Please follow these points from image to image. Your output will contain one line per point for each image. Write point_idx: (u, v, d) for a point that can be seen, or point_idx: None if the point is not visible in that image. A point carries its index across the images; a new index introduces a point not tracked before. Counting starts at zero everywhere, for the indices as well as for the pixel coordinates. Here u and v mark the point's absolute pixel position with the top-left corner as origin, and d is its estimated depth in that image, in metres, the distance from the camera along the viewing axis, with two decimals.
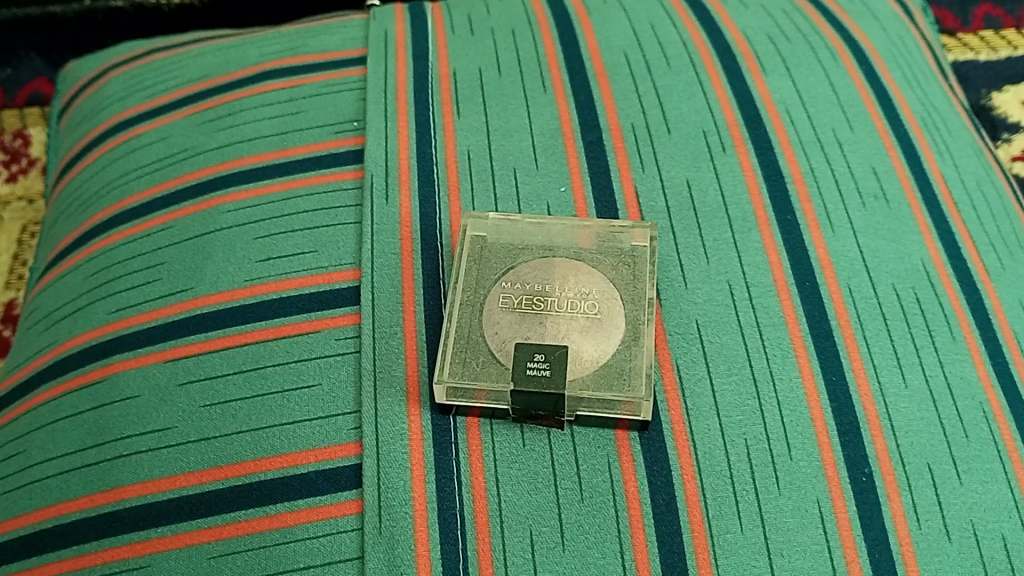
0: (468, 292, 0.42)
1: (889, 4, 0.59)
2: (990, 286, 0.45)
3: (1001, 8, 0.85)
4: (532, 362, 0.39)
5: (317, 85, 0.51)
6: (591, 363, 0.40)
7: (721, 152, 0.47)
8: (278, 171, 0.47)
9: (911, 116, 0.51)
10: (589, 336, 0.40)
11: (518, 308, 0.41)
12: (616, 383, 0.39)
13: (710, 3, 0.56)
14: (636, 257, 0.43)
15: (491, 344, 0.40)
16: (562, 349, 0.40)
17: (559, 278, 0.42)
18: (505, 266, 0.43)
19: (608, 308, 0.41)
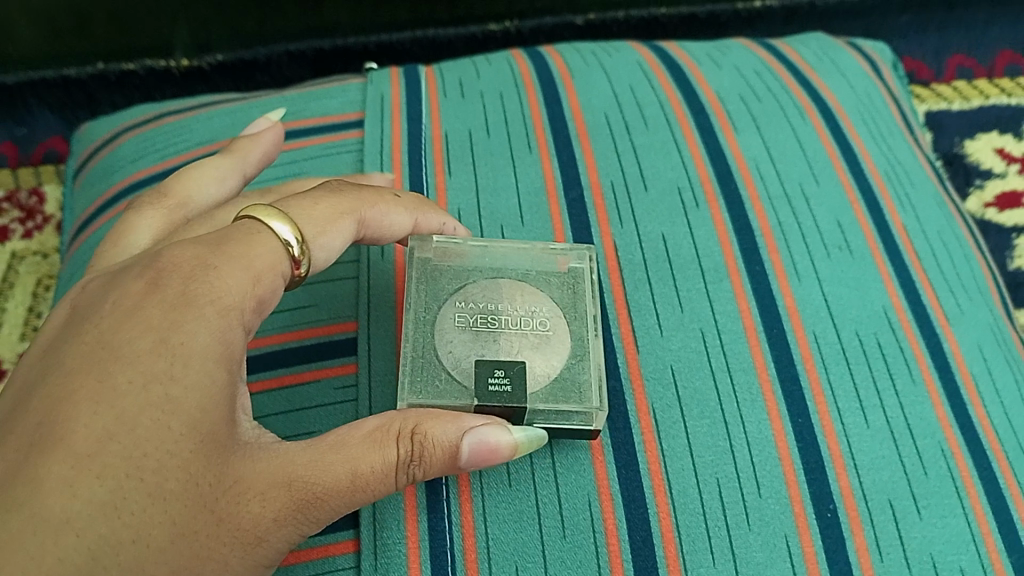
0: (421, 312, 0.44)
1: (858, 62, 0.63)
2: (949, 329, 0.48)
3: (973, 58, 0.87)
4: (492, 377, 0.41)
5: (318, 147, 0.55)
6: (547, 375, 0.42)
7: (694, 208, 0.50)
8: None
9: (874, 168, 0.54)
10: (543, 352, 0.42)
11: (473, 325, 0.43)
12: (571, 395, 0.41)
13: (687, 66, 0.60)
14: (577, 279, 0.46)
15: (447, 361, 0.42)
16: (519, 364, 0.42)
17: (509, 297, 0.45)
18: (456, 287, 0.45)
19: (555, 324, 0.44)
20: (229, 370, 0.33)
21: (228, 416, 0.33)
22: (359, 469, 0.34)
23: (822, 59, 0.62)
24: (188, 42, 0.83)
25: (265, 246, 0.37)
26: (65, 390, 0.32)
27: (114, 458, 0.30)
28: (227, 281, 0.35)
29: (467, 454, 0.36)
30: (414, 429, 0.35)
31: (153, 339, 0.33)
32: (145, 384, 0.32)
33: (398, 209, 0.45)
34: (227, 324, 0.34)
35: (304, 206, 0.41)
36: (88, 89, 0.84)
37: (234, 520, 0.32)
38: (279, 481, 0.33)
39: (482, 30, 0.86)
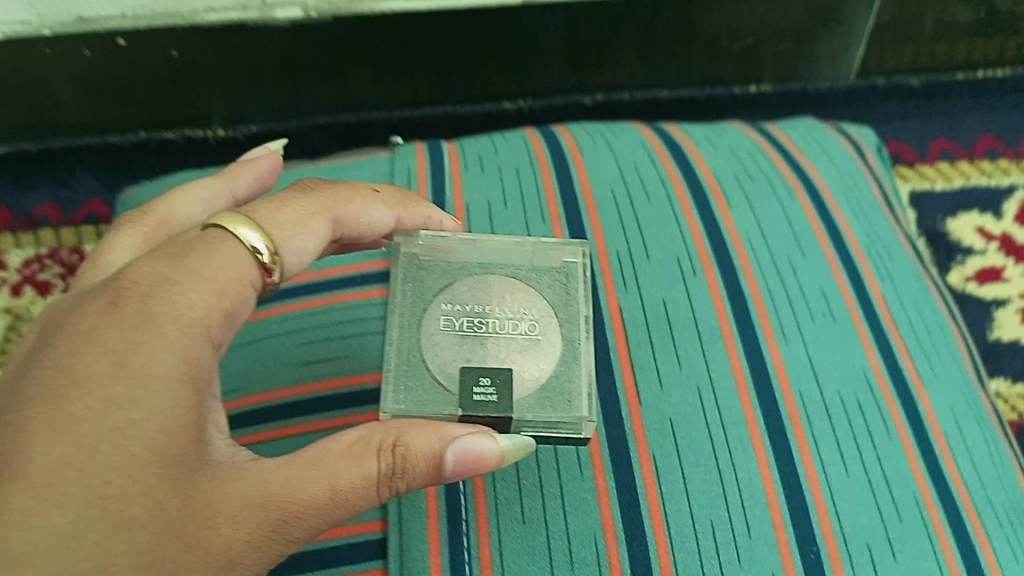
0: (409, 315, 0.44)
1: (843, 146, 0.69)
2: (923, 390, 0.52)
3: (955, 142, 0.92)
4: (478, 386, 0.42)
5: None
6: (533, 381, 0.43)
7: (691, 275, 0.56)
8: (317, 287, 0.55)
9: (857, 244, 0.59)
10: (531, 356, 0.43)
11: (459, 329, 0.44)
12: (558, 403, 0.42)
13: (686, 148, 0.65)
14: (568, 274, 0.46)
15: (433, 366, 0.43)
16: (506, 371, 0.42)
17: (498, 294, 0.45)
18: (444, 287, 0.45)
19: (545, 326, 0.44)
20: (196, 391, 0.35)
21: (193, 442, 0.34)
22: (339, 484, 0.36)
23: (810, 143, 0.68)
24: (225, 115, 0.90)
25: (236, 258, 0.38)
26: (22, 417, 0.32)
27: (70, 486, 0.31)
28: (191, 299, 0.36)
29: (452, 463, 0.37)
30: (395, 441, 0.37)
31: (114, 361, 0.33)
32: (103, 409, 0.32)
33: (375, 205, 0.48)
34: (190, 342, 0.35)
35: (274, 210, 0.42)
36: (127, 156, 0.90)
37: (205, 544, 0.33)
38: (254, 503, 0.34)
39: (497, 107, 0.92)
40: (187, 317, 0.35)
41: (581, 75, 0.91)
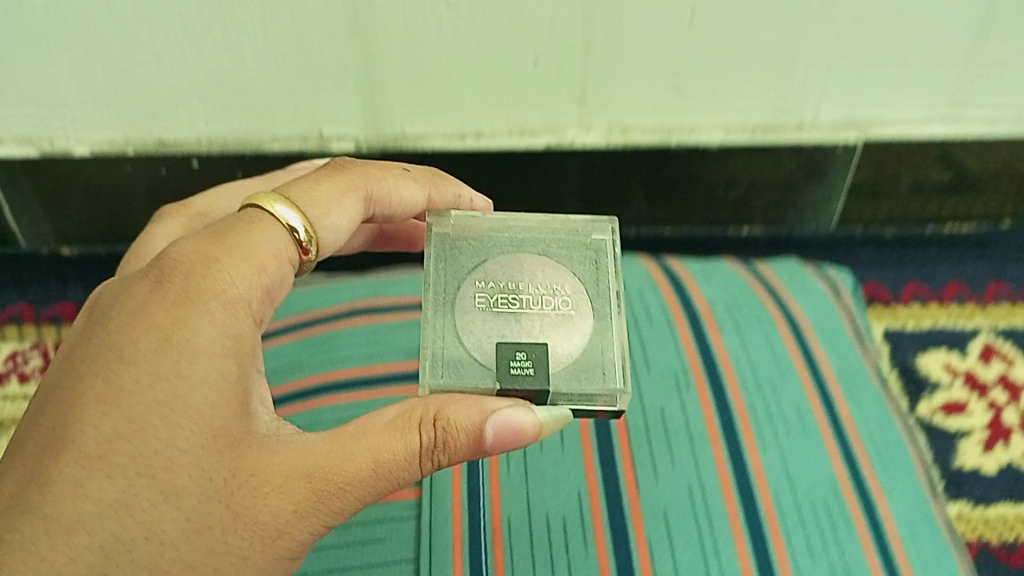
0: (445, 294, 0.50)
1: (822, 284, 0.79)
2: (883, 497, 0.60)
3: (926, 286, 1.01)
4: (516, 360, 0.47)
5: (393, 323, 0.70)
6: (568, 353, 0.49)
7: (685, 388, 0.65)
8: (365, 383, 0.65)
9: (830, 371, 0.68)
10: (563, 326, 0.49)
11: (493, 305, 0.50)
12: (592, 376, 0.48)
13: (685, 280, 0.76)
14: (597, 252, 0.53)
15: (470, 341, 0.48)
16: (541, 346, 0.48)
17: (529, 271, 0.51)
18: (478, 268, 0.51)
19: (576, 300, 0.51)
20: (237, 362, 0.42)
21: (237, 415, 0.41)
22: (380, 457, 0.43)
23: (793, 282, 0.78)
24: None
25: (273, 239, 0.46)
26: (76, 395, 0.40)
27: (120, 455, 0.39)
28: (230, 274, 0.44)
29: (492, 436, 0.43)
30: (436, 416, 0.43)
31: (158, 337, 0.41)
32: (152, 381, 0.40)
33: (407, 185, 0.56)
34: (231, 318, 0.43)
35: (311, 188, 0.50)
36: None
37: (252, 512, 0.41)
38: (299, 474, 0.42)
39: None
40: (228, 294, 0.43)
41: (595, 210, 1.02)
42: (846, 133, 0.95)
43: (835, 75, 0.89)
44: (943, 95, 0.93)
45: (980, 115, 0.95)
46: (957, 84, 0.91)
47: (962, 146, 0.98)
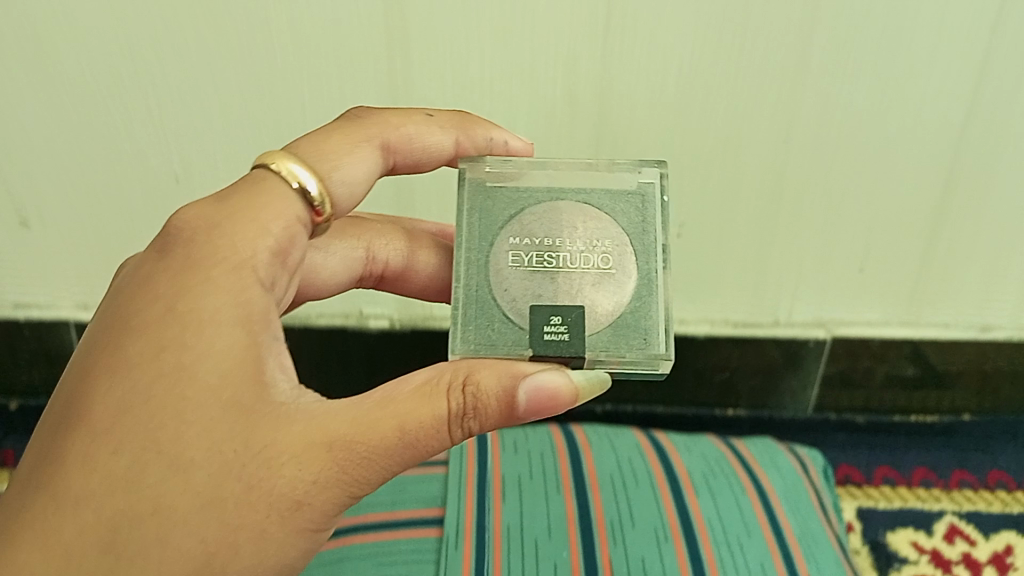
0: (478, 249, 0.53)
1: (791, 459, 0.90)
2: None
3: (897, 470, 1.08)
4: (549, 325, 0.51)
5: (415, 474, 0.80)
6: (607, 312, 0.51)
7: (663, 542, 0.75)
8: (389, 525, 0.75)
9: (792, 535, 0.78)
10: (603, 283, 0.52)
11: (529, 264, 0.52)
12: (632, 339, 0.51)
13: (670, 455, 0.88)
14: (642, 201, 0.54)
15: (505, 302, 0.51)
16: (577, 309, 0.51)
17: (568, 225, 0.54)
18: (514, 222, 0.54)
19: (618, 256, 0.53)
20: (245, 328, 0.48)
21: (245, 383, 0.47)
22: (405, 425, 0.46)
23: (766, 458, 0.89)
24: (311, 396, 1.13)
25: (287, 199, 0.53)
26: (87, 372, 0.47)
27: (127, 426, 0.45)
28: (233, 240, 0.50)
29: (521, 406, 0.47)
30: (466, 383, 0.47)
31: (164, 308, 0.47)
32: (158, 352, 0.47)
33: (427, 131, 0.62)
34: (238, 285, 0.49)
35: (333, 140, 0.58)
36: None
37: (267, 483, 0.46)
38: (319, 443, 0.46)
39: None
40: (232, 259, 0.49)
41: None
42: (816, 330, 1.06)
43: (808, 274, 1.01)
44: (904, 296, 1.03)
45: (938, 319, 1.06)
46: (915, 286, 1.02)
47: (930, 344, 1.07)
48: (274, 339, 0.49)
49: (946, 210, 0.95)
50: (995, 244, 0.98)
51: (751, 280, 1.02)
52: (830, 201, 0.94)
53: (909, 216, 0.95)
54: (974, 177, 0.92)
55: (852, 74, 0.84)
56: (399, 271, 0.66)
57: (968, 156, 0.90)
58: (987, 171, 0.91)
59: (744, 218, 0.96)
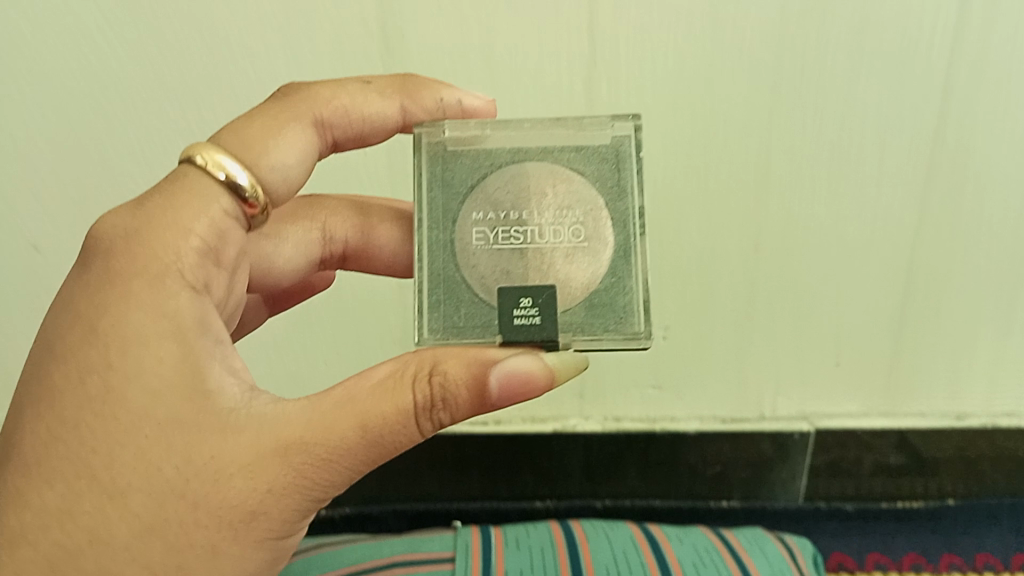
0: (439, 222, 0.45)
1: (779, 546, 0.88)
2: None
3: (887, 556, 1.04)
4: (519, 309, 0.43)
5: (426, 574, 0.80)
6: (581, 287, 0.44)
7: None
8: None
9: None
10: (577, 257, 0.44)
11: (497, 241, 0.44)
12: (612, 321, 0.44)
13: (664, 548, 0.87)
14: (619, 157, 0.45)
15: (474, 286, 0.44)
16: (548, 289, 0.43)
17: (535, 191, 0.45)
18: (477, 190, 0.45)
19: (594, 224, 0.44)
20: (173, 335, 0.43)
21: (176, 395, 0.42)
22: (366, 423, 0.42)
23: (756, 544, 0.89)
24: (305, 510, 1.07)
25: (211, 194, 0.48)
26: (17, 405, 0.43)
27: (56, 454, 0.40)
28: (150, 245, 0.45)
29: (494, 393, 0.42)
30: (431, 372, 0.42)
31: (84, 327, 0.43)
32: (83, 376, 0.42)
33: (365, 100, 0.56)
34: (164, 292, 0.44)
35: (257, 123, 0.52)
36: None
37: (216, 496, 0.41)
38: (270, 449, 0.41)
39: (530, 504, 1.07)
40: (153, 267, 0.44)
41: (595, 484, 1.06)
42: (800, 423, 1.01)
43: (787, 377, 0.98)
44: (880, 387, 0.98)
45: (912, 410, 1.01)
46: (886, 381, 0.98)
47: (914, 434, 1.02)
48: (212, 343, 0.44)
49: (908, 311, 0.91)
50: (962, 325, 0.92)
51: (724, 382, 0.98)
52: (799, 304, 0.90)
53: (875, 321, 0.92)
54: (936, 276, 0.88)
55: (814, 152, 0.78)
56: (360, 250, 0.60)
57: (925, 259, 0.86)
58: (946, 271, 0.87)
59: (722, 326, 0.93)
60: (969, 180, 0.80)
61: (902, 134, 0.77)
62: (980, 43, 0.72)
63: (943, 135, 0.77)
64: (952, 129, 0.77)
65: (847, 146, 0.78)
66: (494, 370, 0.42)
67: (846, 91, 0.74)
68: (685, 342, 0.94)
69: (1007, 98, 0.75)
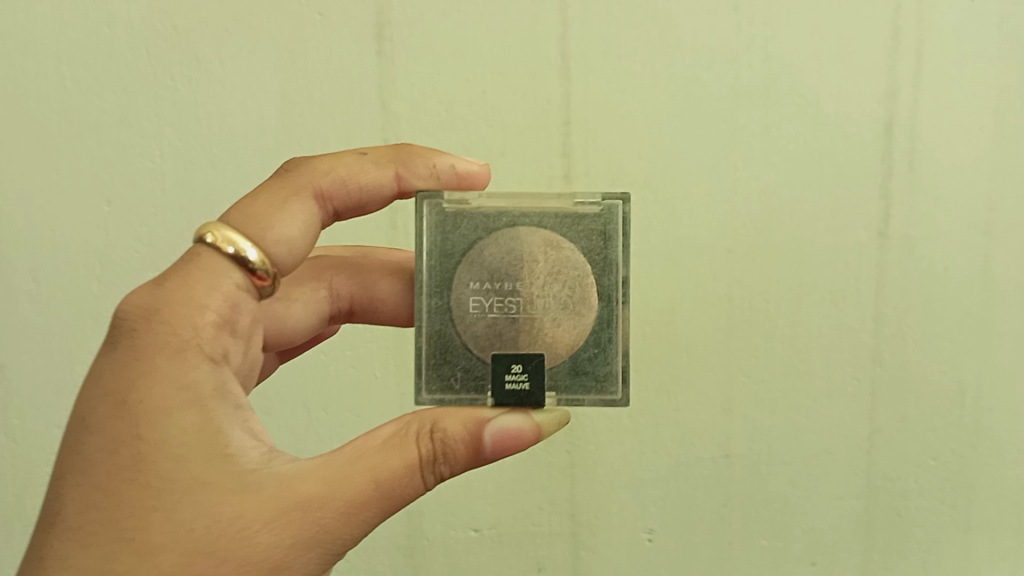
0: (441, 288, 0.47)
1: None
2: None
3: None
4: (510, 374, 0.45)
5: None
6: (566, 348, 0.46)
7: None
8: None
9: None
10: (565, 323, 0.46)
11: (492, 309, 0.46)
12: (593, 385, 0.46)
13: None
14: (610, 225, 0.46)
15: (469, 349, 0.46)
16: (537, 358, 0.45)
17: (528, 260, 0.47)
18: (475, 258, 0.47)
19: (581, 292, 0.46)
20: (195, 406, 0.41)
21: (204, 458, 0.40)
22: (379, 478, 0.40)
23: None
24: None
25: (222, 269, 0.48)
26: (56, 474, 0.41)
27: (98, 519, 0.38)
28: (169, 320, 0.44)
29: (488, 450, 0.42)
30: (432, 431, 0.42)
31: (112, 402, 0.41)
32: (115, 446, 0.40)
33: (361, 171, 0.57)
34: (183, 366, 0.43)
35: (259, 202, 0.52)
36: None
37: (241, 549, 0.38)
38: (290, 505, 0.39)
39: None
40: (174, 341, 0.43)
41: None
42: None
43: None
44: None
45: None
46: None
47: None
48: (230, 410, 0.43)
49: (873, 517, 0.72)
50: (928, 496, 0.73)
51: (710, 558, 0.72)
52: (771, 511, 0.72)
53: (847, 521, 0.72)
54: (897, 478, 0.72)
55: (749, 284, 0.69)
56: (367, 302, 0.62)
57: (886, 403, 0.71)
58: (905, 483, 0.72)
59: (700, 535, 0.72)
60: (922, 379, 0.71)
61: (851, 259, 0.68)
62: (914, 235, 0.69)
63: (879, 349, 0.70)
64: (889, 346, 0.70)
65: (798, 369, 0.70)
66: (486, 427, 0.42)
67: (790, 309, 0.69)
68: (669, 552, 0.72)
69: (942, 320, 0.70)
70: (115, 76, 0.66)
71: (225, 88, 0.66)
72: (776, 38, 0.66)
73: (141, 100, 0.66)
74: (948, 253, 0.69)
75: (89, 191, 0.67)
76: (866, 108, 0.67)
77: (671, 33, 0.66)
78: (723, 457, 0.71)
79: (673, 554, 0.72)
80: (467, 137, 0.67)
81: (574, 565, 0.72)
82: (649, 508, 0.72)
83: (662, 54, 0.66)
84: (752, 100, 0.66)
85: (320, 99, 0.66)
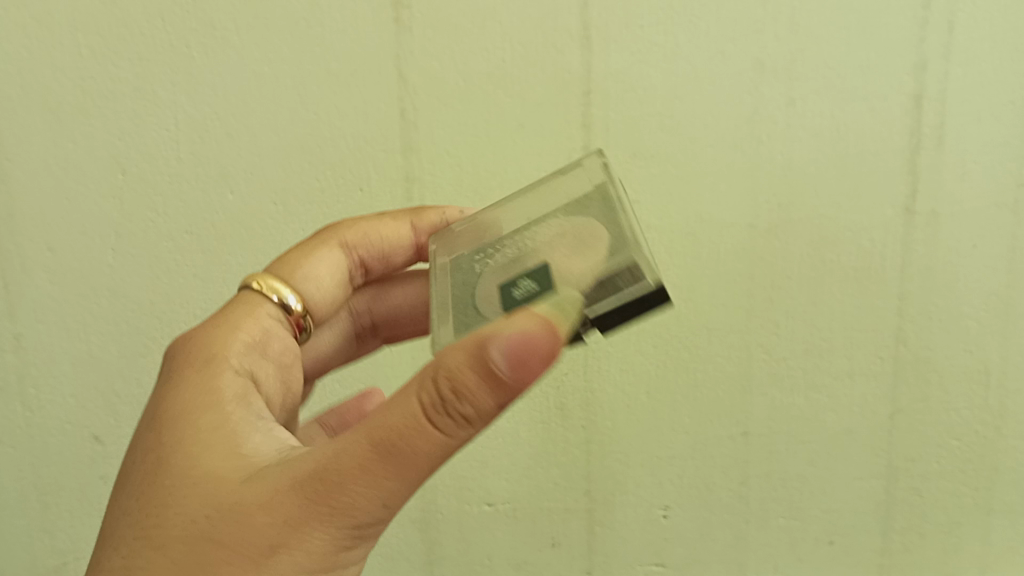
0: (456, 271, 0.47)
1: None
2: None
3: None
4: (520, 291, 0.41)
5: None
6: (577, 250, 0.41)
7: None
8: None
9: None
10: (571, 238, 0.43)
11: (501, 262, 0.45)
12: (610, 259, 0.39)
13: None
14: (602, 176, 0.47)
15: (482, 301, 0.42)
16: (544, 267, 0.41)
17: (534, 224, 0.47)
18: (485, 247, 0.48)
19: (583, 218, 0.44)
20: (216, 412, 0.43)
21: (217, 456, 0.40)
22: (374, 435, 0.35)
23: None
24: None
25: (258, 304, 0.53)
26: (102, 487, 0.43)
27: (124, 522, 0.39)
28: (206, 343, 0.48)
29: (501, 371, 0.33)
30: (438, 369, 0.35)
31: (148, 419, 0.44)
32: (145, 457, 0.42)
33: (380, 223, 0.59)
34: (208, 378, 0.45)
35: (295, 253, 0.57)
36: None
37: (239, 533, 0.36)
38: (288, 484, 0.37)
39: None
40: (205, 359, 0.47)
41: None
42: None
43: (782, 571, 0.75)
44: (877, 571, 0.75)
45: None
46: (880, 555, 0.74)
47: None
48: (252, 415, 0.44)
49: (893, 498, 0.73)
50: (949, 478, 0.72)
51: (725, 534, 0.73)
52: (789, 491, 0.72)
53: (864, 500, 0.73)
54: (917, 459, 0.72)
55: (772, 262, 0.68)
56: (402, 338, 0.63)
57: (908, 382, 0.70)
58: (926, 465, 0.72)
59: (716, 513, 0.73)
60: (947, 362, 0.70)
61: (875, 236, 0.67)
62: (943, 214, 0.67)
63: (903, 329, 0.69)
64: (913, 326, 0.69)
65: (819, 348, 0.69)
66: (495, 344, 0.34)
67: (813, 288, 0.68)
68: (685, 528, 0.73)
69: (968, 301, 0.69)
70: (129, 42, 0.65)
71: (239, 57, 0.65)
72: (804, 7, 0.63)
73: (156, 67, 0.65)
74: (978, 233, 0.67)
75: (104, 161, 0.67)
76: (894, 82, 0.65)
77: (695, 2, 0.63)
78: (741, 435, 0.71)
79: (689, 530, 0.73)
80: (483, 106, 0.66)
81: (589, 541, 0.73)
82: (665, 486, 0.72)
83: (686, 24, 0.64)
84: (776, 72, 0.65)
85: (336, 68, 0.65)
